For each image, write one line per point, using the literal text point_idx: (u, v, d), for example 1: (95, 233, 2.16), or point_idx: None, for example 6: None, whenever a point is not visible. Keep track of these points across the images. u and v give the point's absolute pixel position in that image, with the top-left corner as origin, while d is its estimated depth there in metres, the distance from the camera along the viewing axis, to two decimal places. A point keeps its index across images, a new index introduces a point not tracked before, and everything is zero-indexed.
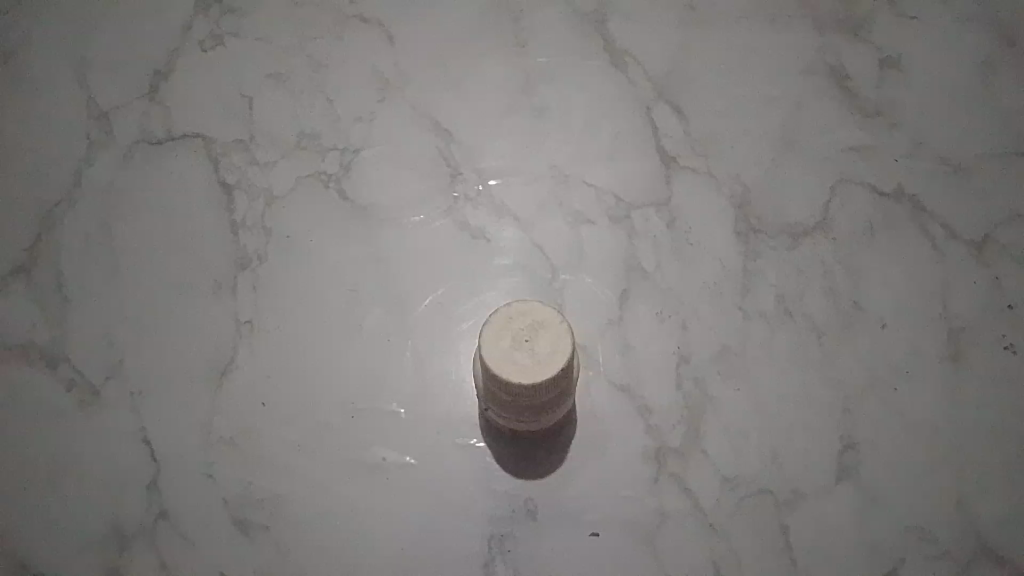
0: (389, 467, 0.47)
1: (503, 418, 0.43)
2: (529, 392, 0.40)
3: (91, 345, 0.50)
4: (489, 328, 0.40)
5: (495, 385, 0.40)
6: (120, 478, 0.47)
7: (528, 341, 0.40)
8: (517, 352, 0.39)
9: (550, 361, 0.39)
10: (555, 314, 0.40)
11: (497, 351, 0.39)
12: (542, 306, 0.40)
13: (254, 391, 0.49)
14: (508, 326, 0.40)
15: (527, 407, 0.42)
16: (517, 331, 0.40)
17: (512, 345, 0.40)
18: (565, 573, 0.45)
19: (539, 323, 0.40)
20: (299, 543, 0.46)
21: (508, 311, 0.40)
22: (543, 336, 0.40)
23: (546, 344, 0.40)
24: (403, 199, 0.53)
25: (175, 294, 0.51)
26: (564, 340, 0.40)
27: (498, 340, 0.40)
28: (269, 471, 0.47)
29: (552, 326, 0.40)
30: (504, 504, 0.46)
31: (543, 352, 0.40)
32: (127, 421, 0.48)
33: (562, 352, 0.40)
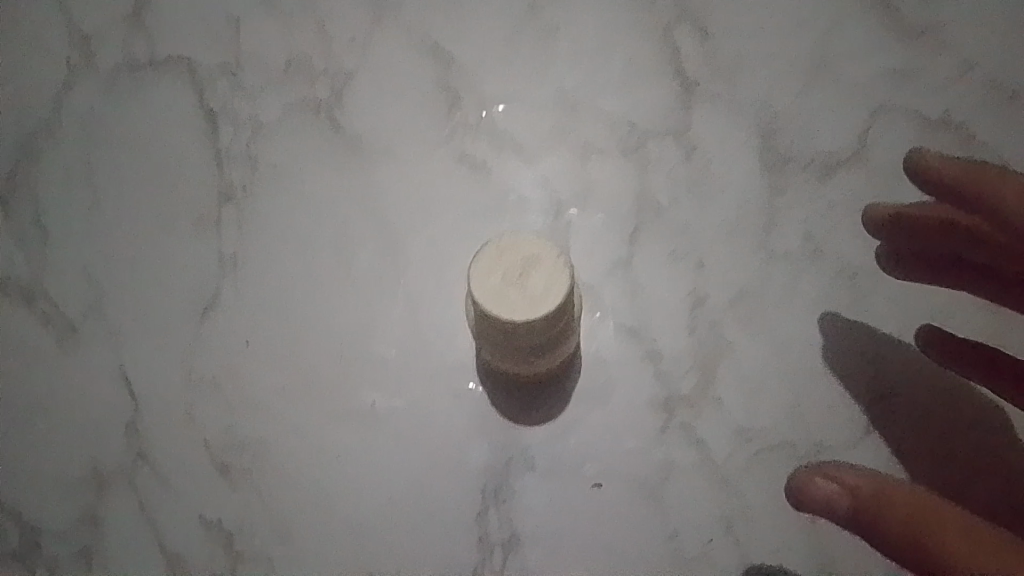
0: (379, 412, 0.44)
1: (501, 361, 0.40)
2: (524, 334, 0.36)
3: (70, 279, 0.48)
4: (480, 262, 0.36)
5: (485, 323, 0.36)
6: (99, 418, 0.45)
7: (522, 276, 0.36)
8: (509, 289, 0.35)
9: (546, 299, 0.35)
10: (552, 247, 0.36)
11: (487, 287, 0.36)
12: (539, 240, 0.36)
13: (238, 331, 0.46)
14: (500, 260, 0.36)
15: (523, 350, 0.38)
16: (511, 266, 0.36)
17: (504, 281, 0.36)
18: (563, 527, 0.42)
19: (536, 258, 0.36)
20: (283, 489, 0.43)
21: (501, 243, 0.36)
22: (540, 271, 0.36)
23: (542, 281, 0.36)
24: (399, 127, 0.50)
25: (157, 227, 0.48)
26: (562, 276, 0.36)
27: (489, 276, 0.36)
28: (253, 414, 0.44)
29: (550, 262, 0.36)
30: (500, 453, 0.43)
31: (539, 289, 0.35)
32: (106, 359, 0.46)
33: (561, 290, 0.36)
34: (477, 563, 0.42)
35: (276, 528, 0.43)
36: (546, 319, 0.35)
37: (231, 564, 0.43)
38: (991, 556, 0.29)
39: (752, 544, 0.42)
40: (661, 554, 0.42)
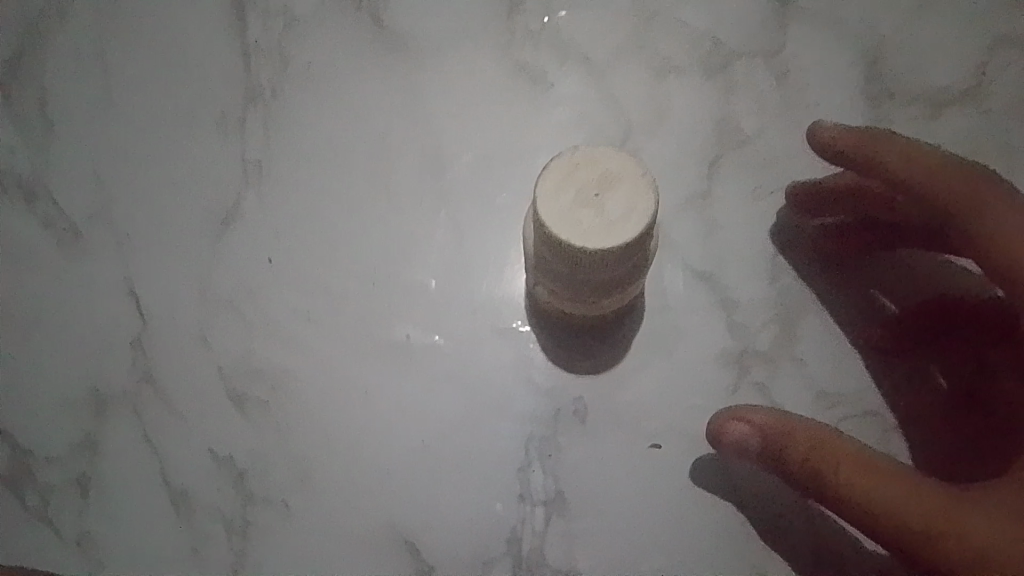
0: (413, 347, 0.40)
1: (561, 295, 0.35)
2: (596, 265, 0.31)
3: (76, 178, 0.42)
4: (548, 179, 0.31)
5: (549, 249, 0.31)
6: (101, 333, 0.40)
7: (597, 197, 0.31)
8: (582, 210, 0.30)
9: (624, 224, 0.30)
10: (635, 166, 0.31)
11: (555, 206, 0.31)
12: (618, 157, 0.31)
13: (260, 247, 0.41)
14: (571, 178, 0.31)
15: (590, 284, 0.33)
16: (585, 185, 0.31)
17: (576, 201, 0.31)
18: (614, 488, 0.37)
19: (615, 177, 0.31)
20: (304, 425, 0.39)
21: (575, 158, 0.31)
22: (620, 192, 0.31)
23: (621, 204, 0.30)
24: (450, 29, 0.44)
25: (174, 126, 0.43)
26: (645, 199, 0.31)
27: (560, 195, 0.31)
28: (274, 340, 0.40)
29: (631, 183, 0.31)
30: (548, 402, 0.39)
31: (617, 212, 0.30)
32: (113, 269, 0.41)
33: (643, 215, 0.30)
34: (517, 522, 0.37)
35: (294, 468, 0.38)
36: (622, 248, 0.30)
37: (241, 505, 0.38)
38: (846, 463, 0.32)
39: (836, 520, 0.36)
40: (726, 526, 0.37)
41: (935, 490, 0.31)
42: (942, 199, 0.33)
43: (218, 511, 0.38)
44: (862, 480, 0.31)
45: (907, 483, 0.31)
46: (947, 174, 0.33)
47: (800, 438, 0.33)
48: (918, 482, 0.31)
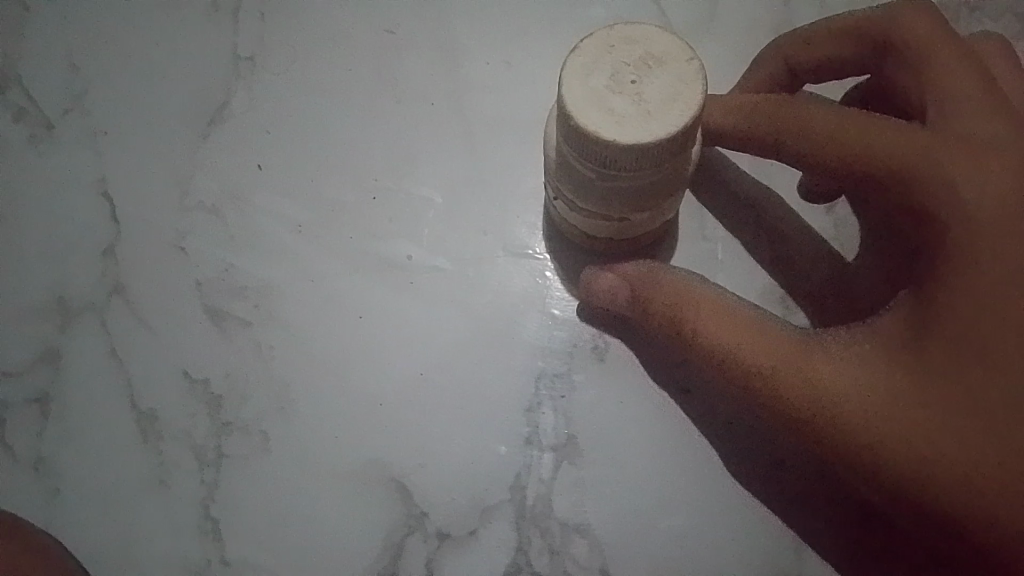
0: (415, 268, 0.35)
1: (587, 211, 0.30)
2: (629, 165, 0.26)
3: (50, 66, 0.38)
4: (574, 62, 0.27)
5: (573, 144, 0.27)
6: (69, 238, 0.36)
7: (633, 82, 0.26)
8: (616, 96, 0.26)
9: (665, 114, 0.26)
10: (681, 50, 0.26)
11: (583, 91, 0.26)
12: (659, 39, 0.27)
13: (250, 151, 0.37)
14: (602, 60, 0.26)
15: (622, 194, 0.28)
16: (620, 68, 0.26)
17: (609, 87, 0.26)
18: (635, 435, 0.33)
19: (656, 61, 0.26)
20: (289, 348, 0.35)
21: (610, 37, 0.27)
22: (662, 78, 0.26)
23: (663, 91, 0.26)
24: None
25: (161, 12, 0.39)
26: (692, 87, 0.26)
27: (589, 79, 0.26)
28: (259, 252, 0.36)
29: (675, 69, 0.26)
30: (563, 336, 0.34)
31: (658, 101, 0.26)
32: (86, 169, 0.37)
33: (689, 105, 0.26)
34: (521, 467, 0.33)
35: (275, 395, 0.34)
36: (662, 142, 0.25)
37: (215, 433, 0.34)
38: (708, 315, 0.29)
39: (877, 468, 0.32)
40: (760, 483, 0.33)
41: (793, 340, 0.28)
42: (763, 120, 0.29)
43: (189, 439, 0.34)
44: (715, 330, 0.28)
45: (761, 327, 0.28)
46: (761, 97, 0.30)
47: (663, 290, 0.30)
48: (776, 334, 0.28)
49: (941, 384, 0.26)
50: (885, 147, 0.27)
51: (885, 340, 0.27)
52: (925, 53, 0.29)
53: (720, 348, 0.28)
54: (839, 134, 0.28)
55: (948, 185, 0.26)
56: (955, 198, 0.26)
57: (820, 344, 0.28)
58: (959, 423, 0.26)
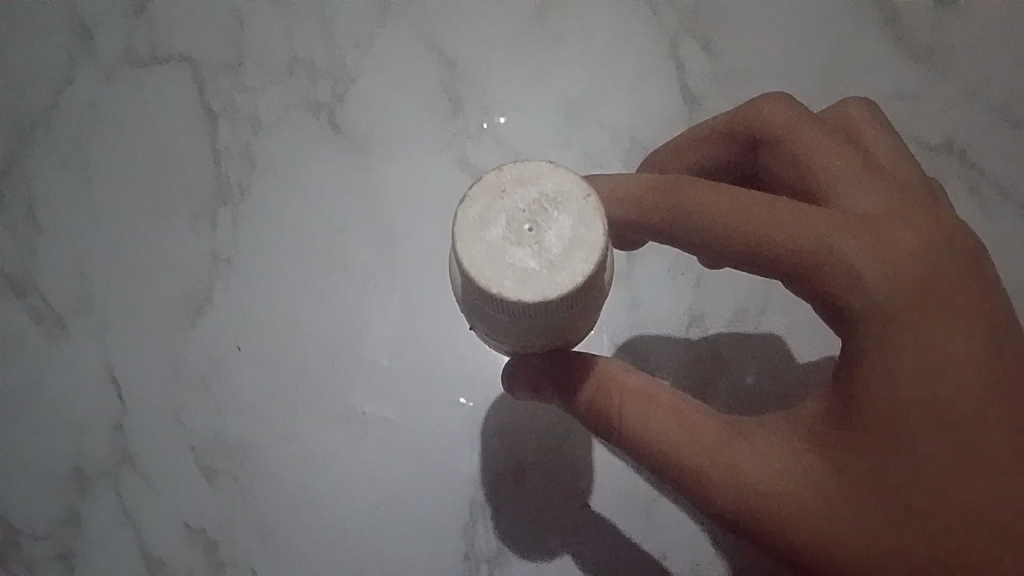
0: (368, 421, 0.44)
1: (506, 343, 0.34)
2: (544, 308, 0.30)
3: (60, 275, 0.47)
4: (470, 216, 0.31)
5: (479, 297, 0.31)
6: (84, 417, 0.44)
7: (529, 231, 0.30)
8: (514, 247, 0.30)
9: (564, 262, 0.30)
10: (571, 191, 0.31)
11: (482, 246, 0.30)
12: (548, 180, 0.31)
13: (229, 332, 0.45)
14: (499, 213, 0.31)
15: (541, 329, 0.32)
16: (514, 217, 0.31)
17: (509, 239, 0.30)
18: (551, 544, 0.42)
19: (550, 205, 0.31)
20: (269, 494, 0.43)
21: (500, 185, 0.31)
22: (558, 221, 0.31)
23: (558, 238, 0.30)
24: (400, 131, 0.49)
25: (153, 225, 0.48)
26: (587, 228, 0.31)
27: (488, 232, 0.31)
28: (241, 418, 0.44)
29: (571, 210, 0.31)
30: (489, 468, 0.43)
31: (557, 245, 0.30)
32: (95, 358, 0.45)
33: (588, 243, 0.30)
34: None
35: (259, 534, 0.42)
36: (564, 287, 0.30)
37: (213, 571, 0.42)
38: (649, 412, 0.34)
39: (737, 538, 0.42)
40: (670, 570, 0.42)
41: (715, 430, 0.34)
42: (669, 207, 0.35)
43: None
44: (651, 416, 0.34)
45: (688, 420, 0.34)
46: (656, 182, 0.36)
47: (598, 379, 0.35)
48: (699, 421, 0.34)
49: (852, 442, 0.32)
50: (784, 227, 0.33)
51: (802, 435, 0.34)
52: (802, 143, 0.37)
53: (654, 433, 0.34)
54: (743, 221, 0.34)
55: (848, 257, 0.32)
56: (865, 289, 0.32)
57: (739, 438, 0.34)
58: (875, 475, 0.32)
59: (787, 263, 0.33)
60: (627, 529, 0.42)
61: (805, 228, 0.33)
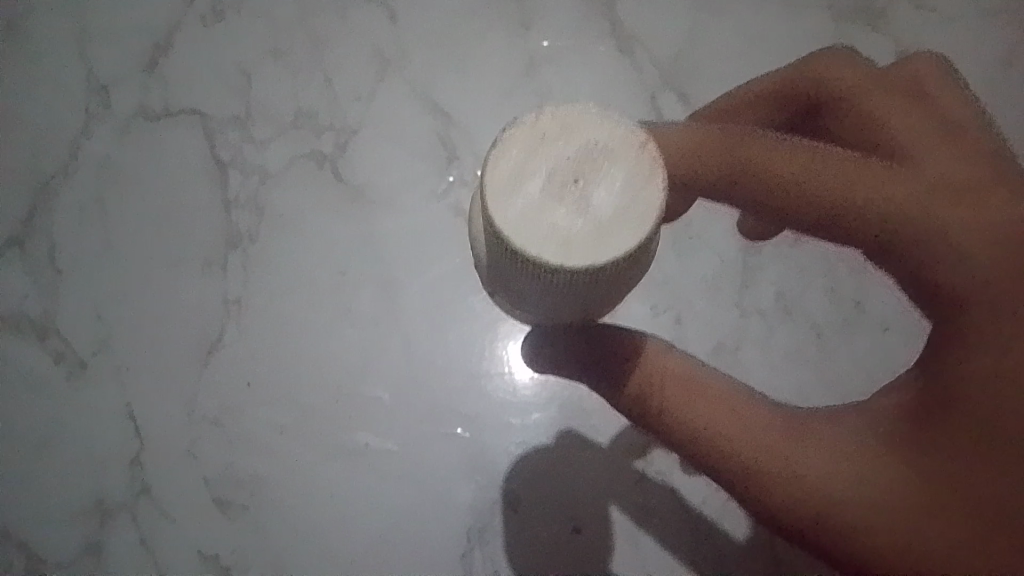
0: (371, 453, 0.47)
1: (534, 309, 0.32)
2: (589, 278, 0.28)
3: (79, 318, 0.50)
4: (504, 169, 0.28)
5: (509, 258, 0.28)
6: (103, 452, 0.47)
7: (577, 184, 0.28)
8: (557, 205, 0.27)
9: (620, 225, 0.27)
10: (632, 141, 0.28)
11: (517, 206, 0.27)
12: (596, 130, 0.28)
13: (240, 370, 0.49)
14: (538, 167, 0.28)
15: (582, 295, 0.29)
16: (561, 168, 0.28)
17: (551, 194, 0.27)
18: (542, 566, 0.46)
19: (598, 156, 0.28)
20: (279, 525, 0.46)
21: (540, 130, 0.28)
22: (607, 177, 0.28)
23: (611, 197, 0.27)
24: (398, 179, 0.53)
25: (167, 270, 0.51)
26: (644, 188, 0.28)
27: (526, 186, 0.28)
28: (252, 453, 0.47)
29: (624, 166, 0.28)
30: (485, 496, 0.46)
31: (608, 206, 0.27)
32: (113, 396, 0.48)
33: (644, 207, 0.28)
34: None
35: (271, 562, 0.46)
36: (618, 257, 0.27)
37: None
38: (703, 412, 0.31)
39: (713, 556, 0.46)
40: None
41: (773, 433, 0.31)
42: (726, 166, 0.32)
43: None
44: (707, 410, 0.31)
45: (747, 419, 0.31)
46: (705, 136, 0.33)
47: (646, 367, 0.32)
48: (756, 421, 0.31)
49: (941, 439, 0.29)
50: (854, 189, 0.30)
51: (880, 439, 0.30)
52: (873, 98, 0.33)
53: (710, 428, 0.31)
54: (809, 179, 0.31)
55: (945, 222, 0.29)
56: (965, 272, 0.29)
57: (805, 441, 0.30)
58: (969, 471, 0.28)
59: (867, 226, 0.30)
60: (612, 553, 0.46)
61: (884, 194, 0.30)
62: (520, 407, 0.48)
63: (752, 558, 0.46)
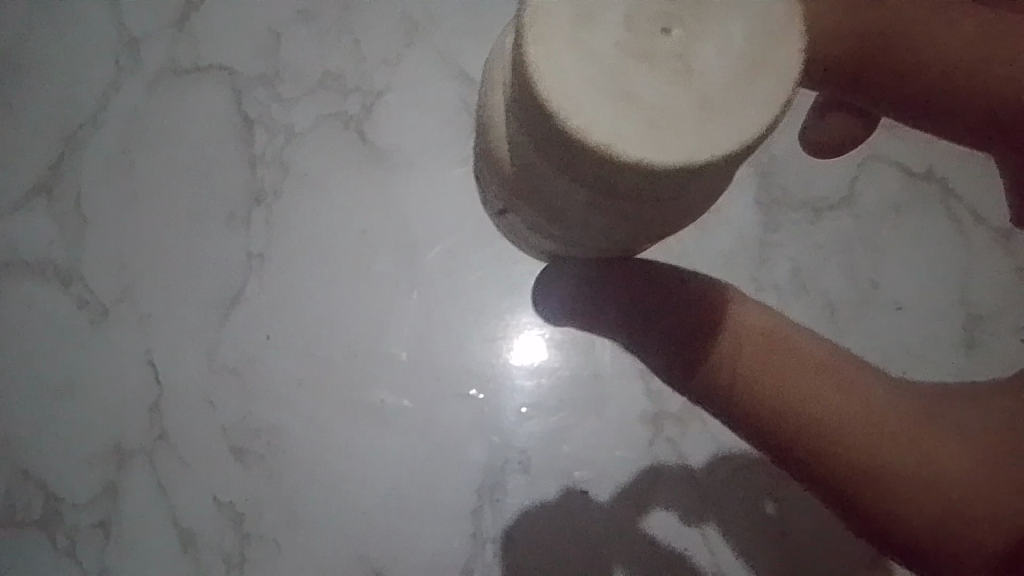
0: (386, 409, 0.48)
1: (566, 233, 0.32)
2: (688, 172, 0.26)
3: (103, 267, 0.50)
4: (561, 8, 0.27)
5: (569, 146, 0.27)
6: (123, 399, 0.48)
7: (663, 47, 0.26)
8: (639, 77, 0.26)
9: (714, 107, 0.26)
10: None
11: (593, 80, 0.26)
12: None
13: (260, 324, 0.49)
14: (609, 5, 0.26)
15: (648, 206, 0.28)
16: (646, 25, 0.26)
17: (638, 54, 0.26)
18: (550, 525, 0.47)
19: (694, 2, 0.26)
20: (294, 477, 0.47)
21: None
22: (704, 38, 0.26)
23: (704, 66, 0.26)
24: (423, 143, 0.53)
25: (191, 224, 0.51)
26: (734, 51, 0.27)
27: (602, 44, 0.26)
28: (269, 405, 0.48)
29: (726, 17, 0.27)
30: (497, 456, 0.47)
31: (704, 75, 0.26)
32: (134, 344, 0.49)
33: (738, 73, 0.27)
34: (470, 554, 0.46)
35: (284, 512, 0.47)
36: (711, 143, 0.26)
37: (240, 541, 0.46)
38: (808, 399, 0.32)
39: (719, 521, 0.47)
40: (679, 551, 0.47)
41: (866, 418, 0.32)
42: None
43: (219, 547, 0.46)
44: (798, 377, 0.33)
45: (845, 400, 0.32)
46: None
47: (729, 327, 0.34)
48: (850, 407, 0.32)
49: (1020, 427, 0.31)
50: None
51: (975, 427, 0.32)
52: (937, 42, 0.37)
53: (806, 408, 0.32)
54: None
55: None
56: None
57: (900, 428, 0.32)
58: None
59: None
60: (620, 515, 0.47)
61: (953, 34, 0.37)
62: (529, 368, 0.49)
63: (757, 524, 0.48)
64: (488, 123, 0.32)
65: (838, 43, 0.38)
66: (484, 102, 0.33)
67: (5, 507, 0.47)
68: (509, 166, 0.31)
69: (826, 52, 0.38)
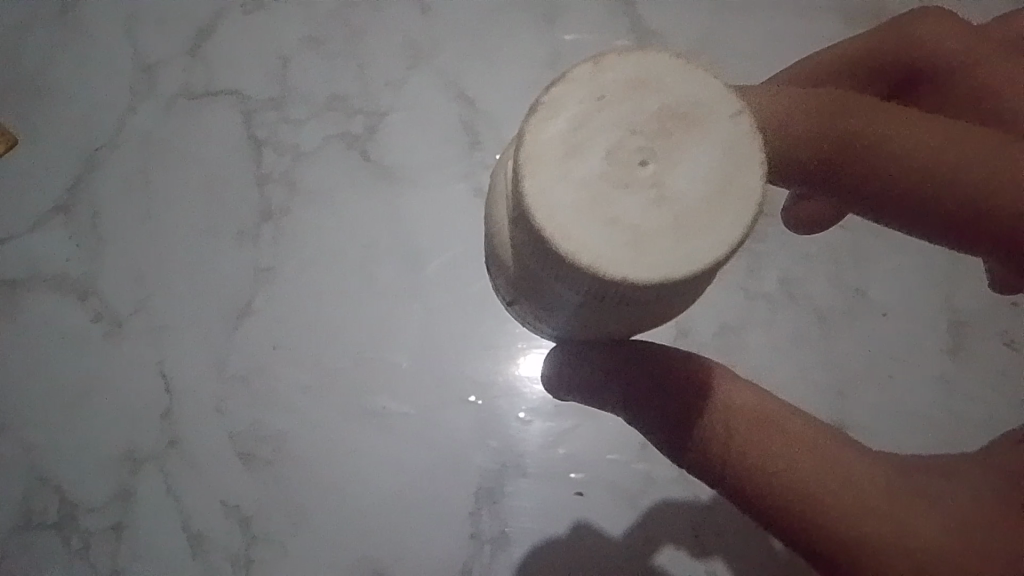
0: (388, 415, 0.50)
1: (564, 326, 0.34)
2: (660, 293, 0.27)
3: (118, 281, 0.52)
4: (548, 141, 0.28)
5: (554, 268, 0.28)
6: (136, 407, 0.50)
7: (643, 167, 0.27)
8: (622, 193, 0.27)
9: (692, 222, 0.27)
10: (709, 106, 0.28)
11: (574, 196, 0.27)
12: (663, 95, 0.28)
13: (267, 334, 0.51)
14: (592, 142, 0.27)
15: (633, 309, 0.29)
16: (628, 147, 0.27)
17: (619, 177, 0.27)
18: (546, 527, 0.48)
19: (673, 127, 0.27)
20: (298, 481, 0.49)
21: (596, 87, 0.28)
22: (682, 155, 0.27)
23: (686, 182, 0.27)
24: (425, 161, 0.55)
25: (202, 239, 0.54)
26: (713, 170, 0.27)
27: (584, 164, 0.27)
28: (275, 411, 0.50)
29: (699, 143, 0.27)
30: (495, 459, 0.49)
31: (687, 191, 0.27)
32: (147, 354, 0.51)
33: (721, 186, 0.27)
34: (468, 556, 0.48)
35: (289, 515, 0.48)
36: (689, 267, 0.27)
37: (246, 544, 0.48)
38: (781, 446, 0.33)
39: (711, 523, 0.49)
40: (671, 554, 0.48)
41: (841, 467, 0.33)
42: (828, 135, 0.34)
43: (227, 549, 0.48)
44: (785, 454, 0.33)
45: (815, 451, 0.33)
46: (835, 93, 0.35)
47: (718, 409, 0.34)
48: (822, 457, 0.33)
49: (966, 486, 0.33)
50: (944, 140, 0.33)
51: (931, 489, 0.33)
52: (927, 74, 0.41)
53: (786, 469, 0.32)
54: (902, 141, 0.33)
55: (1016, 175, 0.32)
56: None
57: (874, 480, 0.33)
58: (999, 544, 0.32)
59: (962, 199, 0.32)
60: (614, 517, 0.49)
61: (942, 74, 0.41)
62: (532, 375, 0.50)
63: (751, 524, 0.49)
64: (494, 231, 0.33)
65: (810, 144, 0.33)
66: (490, 211, 0.34)
67: (21, 511, 0.48)
68: (513, 267, 0.32)
69: (793, 154, 0.34)
